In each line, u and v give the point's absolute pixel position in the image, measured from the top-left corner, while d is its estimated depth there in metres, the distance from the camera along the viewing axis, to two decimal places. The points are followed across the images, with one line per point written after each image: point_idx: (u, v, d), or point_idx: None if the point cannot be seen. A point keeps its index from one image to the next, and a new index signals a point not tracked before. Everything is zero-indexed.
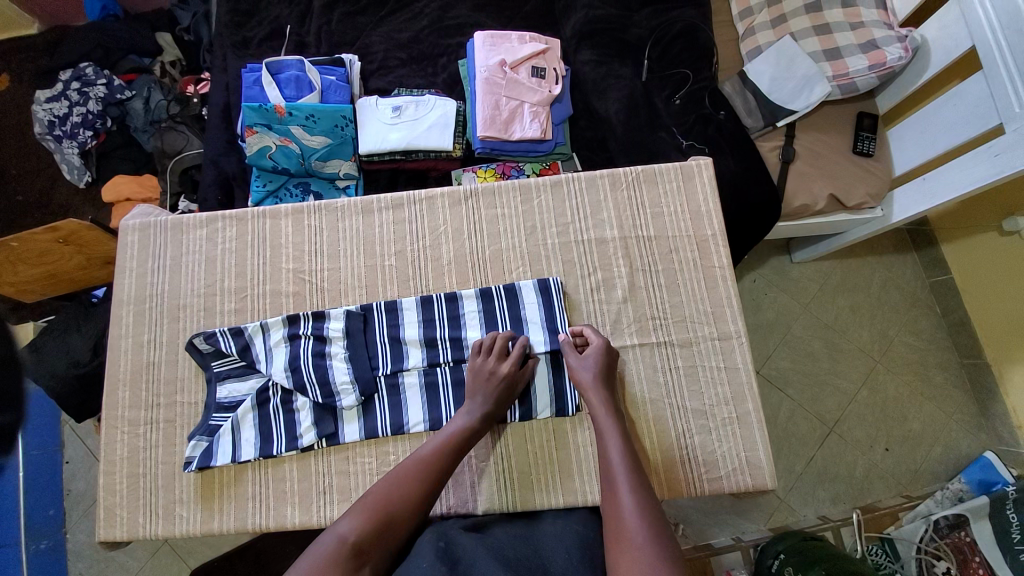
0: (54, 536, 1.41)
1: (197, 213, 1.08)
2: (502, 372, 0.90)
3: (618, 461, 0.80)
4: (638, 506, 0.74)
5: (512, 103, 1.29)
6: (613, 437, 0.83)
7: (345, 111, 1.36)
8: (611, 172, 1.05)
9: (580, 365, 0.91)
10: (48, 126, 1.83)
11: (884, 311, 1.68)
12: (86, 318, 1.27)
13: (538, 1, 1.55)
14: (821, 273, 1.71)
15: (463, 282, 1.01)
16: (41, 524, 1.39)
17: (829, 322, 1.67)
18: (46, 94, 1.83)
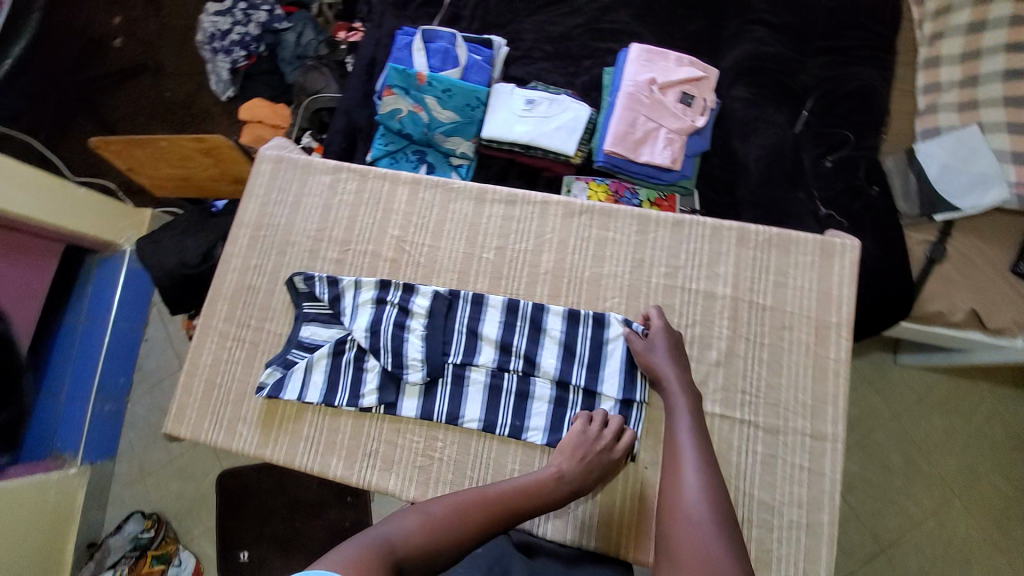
0: (113, 402, 1.84)
1: (327, 159, 1.13)
2: (617, 455, 0.87)
3: (688, 441, 0.79)
4: (705, 487, 0.74)
5: (649, 125, 1.23)
6: (685, 419, 0.82)
7: (480, 93, 1.36)
8: (740, 227, 0.98)
9: (652, 349, 0.88)
10: (208, 37, 1.96)
11: (984, 450, 1.46)
12: (204, 227, 1.36)
13: (703, 23, 1.47)
14: (923, 384, 1.51)
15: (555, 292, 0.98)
16: (109, 389, 1.83)
17: (916, 439, 1.47)
18: (215, 5, 1.94)
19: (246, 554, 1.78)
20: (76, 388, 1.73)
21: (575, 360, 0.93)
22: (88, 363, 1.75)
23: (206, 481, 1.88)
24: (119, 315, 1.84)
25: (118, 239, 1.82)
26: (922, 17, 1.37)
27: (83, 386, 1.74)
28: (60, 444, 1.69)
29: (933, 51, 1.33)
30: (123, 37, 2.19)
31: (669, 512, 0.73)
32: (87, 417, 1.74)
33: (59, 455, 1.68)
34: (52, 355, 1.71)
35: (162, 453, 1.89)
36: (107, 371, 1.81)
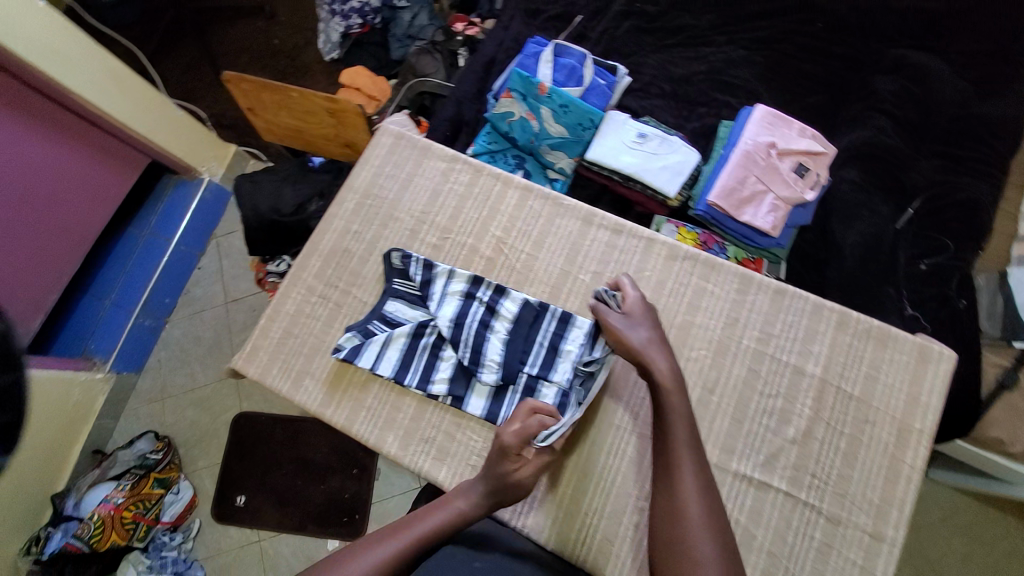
0: (154, 319, 1.90)
1: (446, 147, 1.16)
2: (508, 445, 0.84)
3: (682, 445, 0.81)
4: (699, 492, 0.77)
5: (758, 186, 1.23)
6: (675, 416, 0.84)
7: (595, 117, 1.38)
8: (842, 311, 0.98)
9: (631, 329, 0.90)
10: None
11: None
12: (302, 178, 1.40)
13: (823, 99, 1.48)
14: (952, 507, 1.47)
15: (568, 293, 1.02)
16: (157, 306, 1.89)
17: (935, 562, 1.43)
18: None
19: (243, 499, 1.78)
20: (124, 296, 1.78)
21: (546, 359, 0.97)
22: (144, 275, 1.82)
23: (221, 418, 1.88)
24: (182, 240, 1.90)
25: (200, 167, 1.89)
26: None
27: (132, 296, 1.80)
28: (93, 346, 1.72)
29: None
30: None
31: (665, 515, 0.77)
32: (128, 326, 1.80)
33: (90, 357, 1.72)
34: (107, 263, 1.77)
35: (188, 378, 1.91)
36: (158, 288, 1.88)
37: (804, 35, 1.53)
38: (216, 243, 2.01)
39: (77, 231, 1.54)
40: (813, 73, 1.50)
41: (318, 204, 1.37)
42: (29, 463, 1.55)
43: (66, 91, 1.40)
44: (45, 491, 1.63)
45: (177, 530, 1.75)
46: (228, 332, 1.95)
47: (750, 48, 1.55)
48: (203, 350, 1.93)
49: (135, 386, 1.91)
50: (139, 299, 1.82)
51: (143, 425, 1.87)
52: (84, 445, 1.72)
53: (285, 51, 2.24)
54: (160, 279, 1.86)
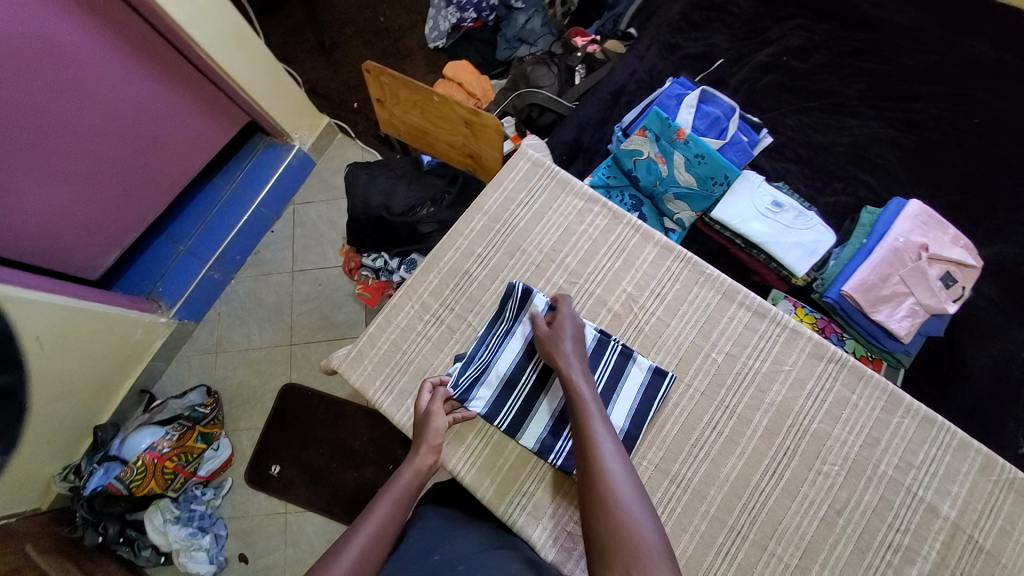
0: (223, 274, 1.85)
1: (585, 185, 1.11)
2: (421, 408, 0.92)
3: (597, 419, 0.79)
4: (621, 459, 0.75)
5: (899, 287, 1.15)
6: (585, 394, 0.83)
7: (730, 172, 1.30)
8: (989, 454, 0.90)
9: (556, 331, 0.91)
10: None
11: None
12: (417, 180, 1.37)
13: (971, 198, 1.37)
14: None
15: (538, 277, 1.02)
16: (227, 263, 1.85)
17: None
18: None
19: (277, 469, 1.70)
20: (200, 247, 1.75)
21: (547, 382, 0.96)
22: (223, 229, 1.78)
23: (270, 384, 1.80)
24: (265, 202, 1.86)
25: (292, 133, 1.84)
26: None
27: (208, 248, 1.76)
28: (160, 289, 1.71)
29: None
30: None
31: (591, 492, 0.72)
32: (199, 277, 1.75)
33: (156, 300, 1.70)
34: (189, 211, 1.74)
35: (243, 337, 1.85)
36: (234, 245, 1.83)
37: (960, 127, 1.42)
38: (292, 211, 1.97)
39: (170, 172, 1.53)
40: (964, 169, 1.39)
41: (430, 210, 1.34)
42: (82, 390, 1.51)
43: (195, 45, 1.34)
44: (90, 420, 1.58)
45: (209, 486, 1.68)
46: (290, 301, 1.88)
47: (899, 129, 1.44)
48: (263, 313, 1.87)
49: (190, 334, 1.84)
50: (214, 254, 1.77)
51: (193, 373, 1.81)
52: (135, 381, 1.68)
53: (395, 32, 2.20)
54: (236, 238, 1.82)
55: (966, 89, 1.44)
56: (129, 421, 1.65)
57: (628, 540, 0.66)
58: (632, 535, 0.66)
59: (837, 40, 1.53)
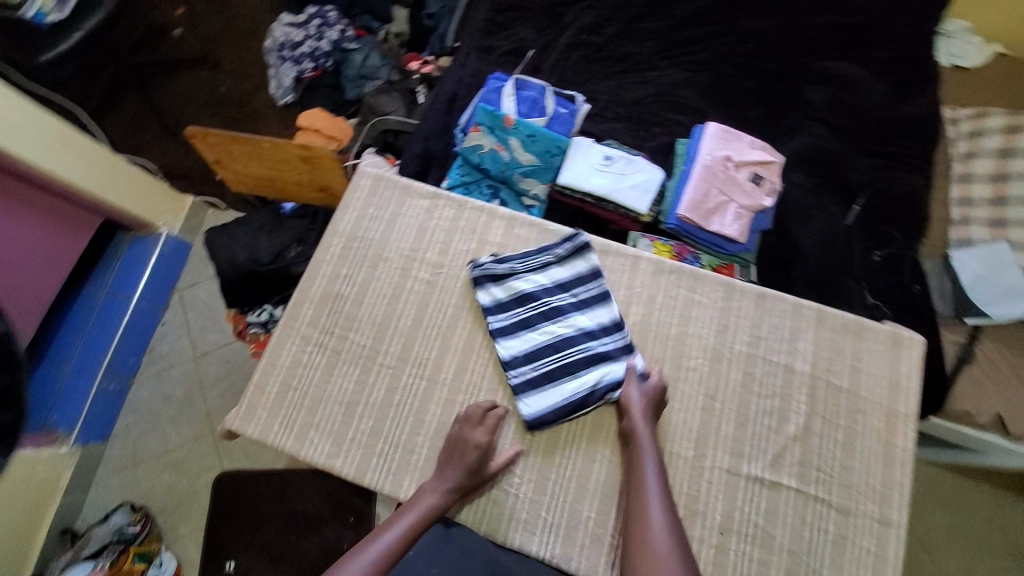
0: (119, 382, 1.72)
1: (427, 184, 1.17)
2: (476, 445, 0.91)
3: (658, 490, 0.85)
4: (672, 528, 0.80)
5: (721, 197, 1.33)
6: (651, 464, 0.88)
7: (562, 143, 1.44)
8: (819, 307, 1.03)
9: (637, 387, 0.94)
10: (279, 45, 2.12)
11: (990, 559, 1.61)
12: (278, 227, 1.36)
13: (763, 110, 1.60)
14: (929, 480, 1.68)
15: (557, 258, 1.06)
16: (121, 369, 1.71)
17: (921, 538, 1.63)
18: (290, 19, 2.14)
19: (233, 563, 1.58)
20: (85, 359, 1.60)
21: (440, 370, 1.02)
22: (107, 335, 1.65)
23: (199, 481, 1.67)
24: (145, 294, 1.75)
25: (156, 222, 1.77)
26: (957, 135, 1.53)
27: (94, 358, 1.62)
28: (55, 419, 1.52)
29: (967, 168, 1.48)
30: (190, 31, 2.27)
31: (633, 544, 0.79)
32: (91, 395, 1.60)
33: (51, 433, 1.51)
34: (62, 328, 1.59)
35: (159, 442, 1.72)
36: (122, 348, 1.70)
37: (736, 56, 1.66)
38: (180, 297, 1.87)
39: (24, 291, 1.38)
40: (751, 88, 1.62)
41: (298, 250, 1.34)
42: None
43: (9, 155, 1.26)
44: None
45: None
46: (199, 388, 1.77)
47: (692, 70, 1.66)
48: (174, 410, 1.74)
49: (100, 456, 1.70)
50: (103, 363, 1.64)
51: (114, 497, 1.66)
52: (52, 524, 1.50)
53: (235, 99, 2.19)
54: (123, 340, 1.69)
55: (730, 25, 1.70)
56: (52, 565, 1.46)
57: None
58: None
59: (621, 9, 1.74)
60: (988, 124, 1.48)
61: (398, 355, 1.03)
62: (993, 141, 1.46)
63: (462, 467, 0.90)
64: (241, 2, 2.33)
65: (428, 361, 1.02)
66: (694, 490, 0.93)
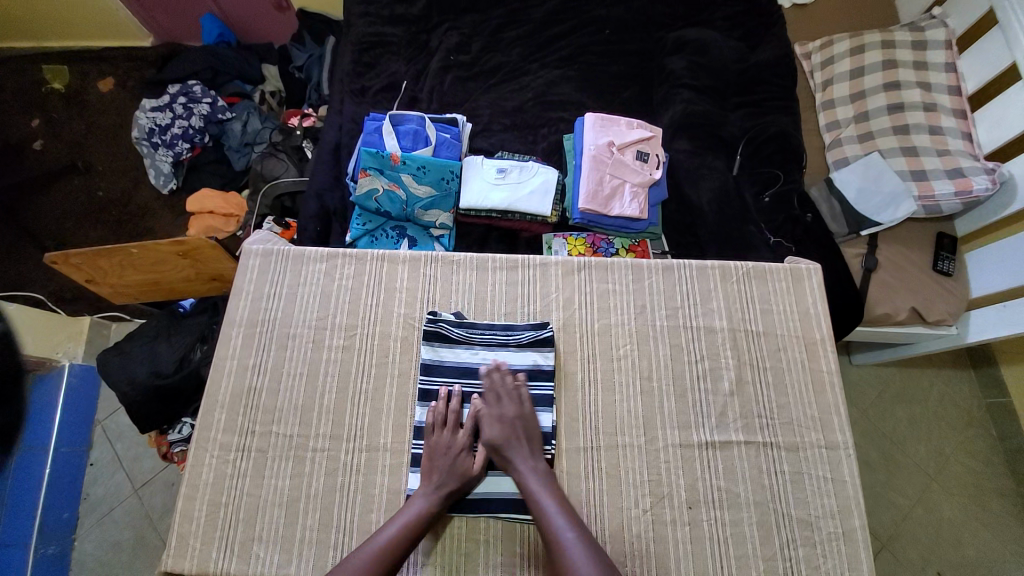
0: (62, 541, 1.48)
1: (319, 247, 1.13)
2: (457, 446, 0.93)
3: (555, 511, 0.84)
4: (580, 539, 0.81)
5: (615, 182, 1.37)
6: (540, 489, 0.87)
7: (453, 167, 1.43)
8: (722, 265, 1.08)
9: (492, 426, 0.93)
10: (147, 133, 1.97)
11: (946, 432, 1.73)
12: (176, 329, 1.31)
13: (638, 88, 1.67)
14: (881, 379, 1.80)
15: (517, 343, 1.01)
16: (55, 528, 1.46)
17: (889, 434, 1.72)
18: (152, 103, 1.99)
19: None
20: (11, 532, 1.35)
21: (378, 435, 0.98)
22: (28, 499, 1.41)
23: None
24: (61, 440, 1.51)
25: (54, 355, 1.54)
26: (812, 68, 1.65)
27: (21, 530, 1.38)
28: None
29: (828, 96, 1.60)
30: (46, 140, 2.07)
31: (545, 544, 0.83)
32: (30, 565, 1.39)
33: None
34: None
35: None
36: (50, 504, 1.46)
37: (601, 43, 1.72)
38: (103, 428, 1.62)
39: None
40: (622, 71, 1.69)
41: (203, 350, 1.29)
42: None
43: None
44: None
45: None
46: (149, 521, 1.54)
47: (563, 66, 1.70)
48: (127, 555, 1.50)
49: None
50: (34, 529, 1.41)
51: None
52: None
53: (111, 200, 1.99)
54: (49, 493, 1.45)
55: (587, 16, 1.75)
56: None
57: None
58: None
59: (481, 25, 1.76)
60: (836, 51, 1.61)
61: (331, 434, 0.98)
62: (843, 66, 1.59)
63: (443, 471, 0.91)
64: (96, 98, 2.16)
65: (362, 431, 0.99)
66: (656, 474, 0.94)
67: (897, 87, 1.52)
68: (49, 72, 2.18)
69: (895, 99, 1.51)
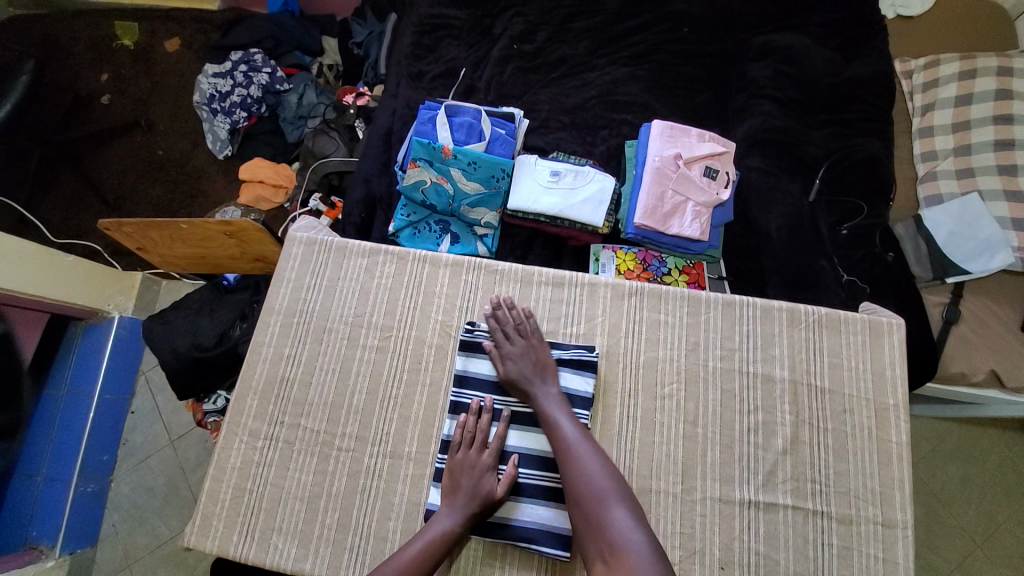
0: (100, 481, 1.49)
1: (363, 241, 1.10)
2: (484, 466, 0.89)
3: (569, 426, 0.87)
4: (599, 462, 0.82)
5: (677, 198, 1.27)
6: (557, 411, 0.90)
7: (505, 164, 1.35)
8: (790, 307, 0.98)
9: (507, 363, 0.95)
10: (208, 98, 1.98)
11: (999, 497, 1.46)
12: (218, 304, 1.33)
13: (712, 95, 1.54)
14: (933, 431, 1.52)
15: (554, 361, 0.96)
16: (95, 468, 1.48)
17: (936, 492, 1.46)
18: (215, 69, 2.00)
19: None
20: (55, 468, 1.40)
21: (404, 444, 0.96)
22: (73, 439, 1.44)
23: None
24: (106, 387, 1.53)
25: (104, 307, 1.57)
26: (912, 88, 1.47)
27: (65, 469, 1.41)
28: (35, 532, 1.36)
29: (927, 121, 1.42)
30: (116, 96, 2.12)
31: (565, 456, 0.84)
32: (70, 500, 1.40)
33: (34, 546, 1.36)
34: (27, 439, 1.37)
35: (149, 536, 1.48)
36: (92, 447, 1.47)
37: (677, 41, 1.59)
38: (147, 378, 1.63)
39: None
40: (696, 74, 1.56)
41: (242, 326, 1.30)
42: None
43: None
44: None
45: None
46: (181, 472, 1.54)
47: (631, 64, 1.59)
48: (159, 501, 1.51)
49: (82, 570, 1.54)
50: (76, 467, 1.43)
51: None
52: None
53: (171, 161, 2.03)
54: (91, 441, 1.47)
55: (665, 11, 1.62)
56: None
57: (618, 552, 0.71)
58: (626, 547, 0.71)
59: (550, 12, 1.66)
60: (942, 73, 1.42)
61: (357, 435, 0.97)
62: (948, 90, 1.40)
63: (466, 489, 0.87)
64: (164, 57, 2.20)
65: (389, 437, 0.96)
66: (689, 527, 0.87)
67: (1010, 121, 1.33)
68: (121, 29, 2.23)
69: (1004, 135, 1.32)
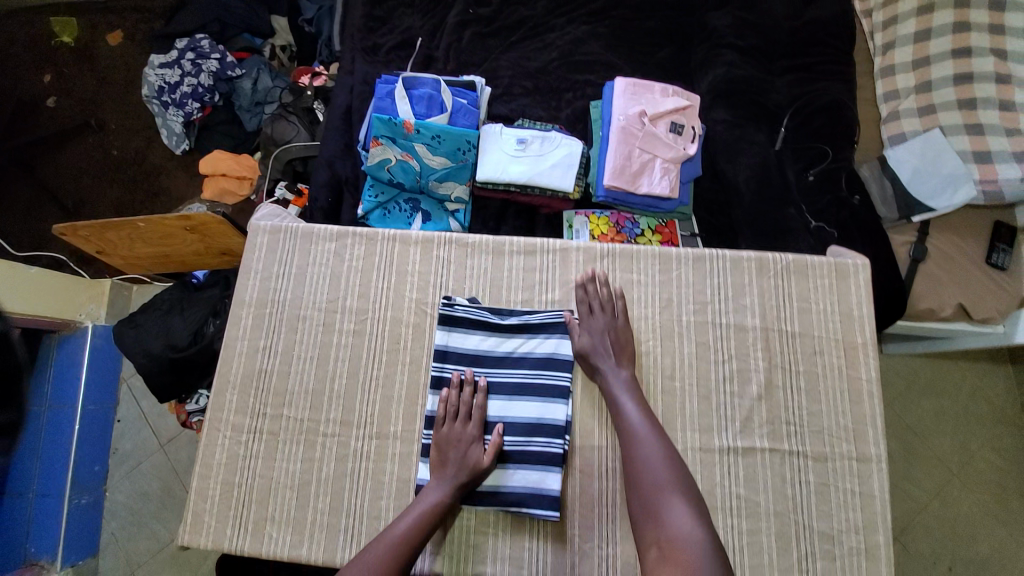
0: (94, 492, 1.48)
1: (328, 225, 1.07)
2: (470, 437, 0.90)
3: (632, 408, 0.87)
4: (658, 448, 0.83)
5: (645, 157, 1.27)
6: (620, 387, 0.90)
7: (470, 136, 1.32)
8: (759, 256, 1.00)
9: (583, 332, 0.95)
10: (157, 91, 1.89)
11: (969, 425, 1.53)
12: (188, 303, 1.30)
13: (675, 49, 1.51)
14: (907, 368, 1.58)
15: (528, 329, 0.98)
16: (87, 480, 1.47)
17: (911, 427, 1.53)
18: (160, 59, 1.90)
19: None
20: (47, 483, 1.39)
21: (389, 424, 0.96)
22: (61, 452, 1.42)
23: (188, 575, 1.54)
24: (89, 397, 1.49)
25: (76, 317, 1.50)
26: (872, 28, 1.46)
27: (53, 487, 1.39)
28: (34, 548, 1.35)
29: (888, 59, 1.41)
30: (60, 97, 2.01)
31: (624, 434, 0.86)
32: (65, 514, 1.39)
33: (34, 563, 1.35)
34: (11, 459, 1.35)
35: (151, 540, 1.49)
36: (81, 458, 1.45)
37: None
38: (130, 385, 1.60)
39: None
40: (657, 28, 1.53)
41: (216, 323, 1.27)
42: None
43: None
44: None
45: None
46: (175, 474, 1.53)
47: (591, 22, 1.55)
48: (155, 505, 1.51)
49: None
50: (67, 480, 1.41)
51: None
52: None
53: (126, 160, 1.95)
54: (79, 452, 1.44)
55: None
56: None
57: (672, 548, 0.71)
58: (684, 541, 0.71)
59: None
60: (901, 9, 1.41)
61: (341, 420, 0.97)
62: (908, 26, 1.39)
63: (455, 460, 0.89)
64: (105, 50, 2.07)
65: (373, 418, 0.97)
66: None
67: (968, 54, 1.33)
68: (57, 26, 2.08)
69: (963, 68, 1.33)
